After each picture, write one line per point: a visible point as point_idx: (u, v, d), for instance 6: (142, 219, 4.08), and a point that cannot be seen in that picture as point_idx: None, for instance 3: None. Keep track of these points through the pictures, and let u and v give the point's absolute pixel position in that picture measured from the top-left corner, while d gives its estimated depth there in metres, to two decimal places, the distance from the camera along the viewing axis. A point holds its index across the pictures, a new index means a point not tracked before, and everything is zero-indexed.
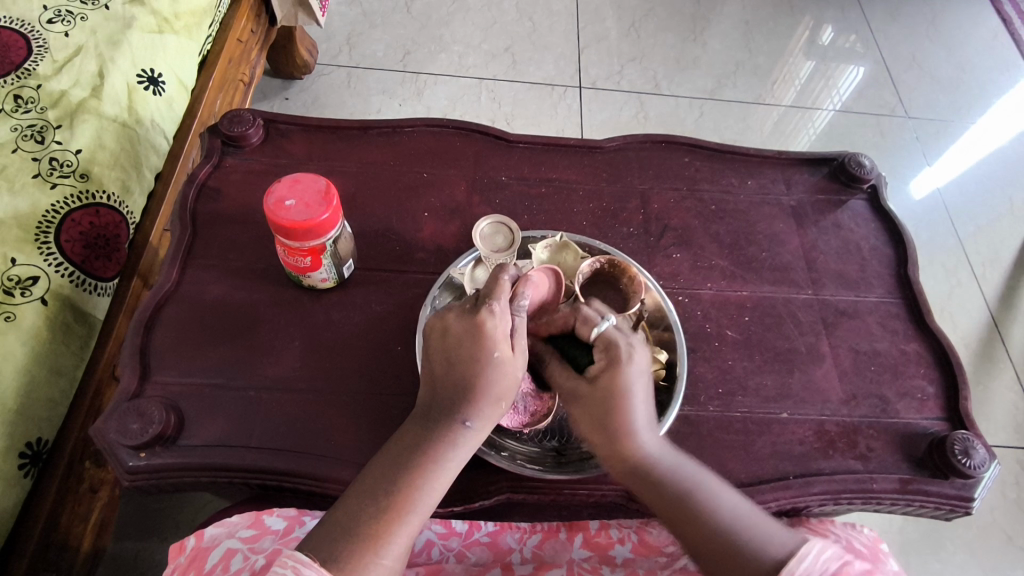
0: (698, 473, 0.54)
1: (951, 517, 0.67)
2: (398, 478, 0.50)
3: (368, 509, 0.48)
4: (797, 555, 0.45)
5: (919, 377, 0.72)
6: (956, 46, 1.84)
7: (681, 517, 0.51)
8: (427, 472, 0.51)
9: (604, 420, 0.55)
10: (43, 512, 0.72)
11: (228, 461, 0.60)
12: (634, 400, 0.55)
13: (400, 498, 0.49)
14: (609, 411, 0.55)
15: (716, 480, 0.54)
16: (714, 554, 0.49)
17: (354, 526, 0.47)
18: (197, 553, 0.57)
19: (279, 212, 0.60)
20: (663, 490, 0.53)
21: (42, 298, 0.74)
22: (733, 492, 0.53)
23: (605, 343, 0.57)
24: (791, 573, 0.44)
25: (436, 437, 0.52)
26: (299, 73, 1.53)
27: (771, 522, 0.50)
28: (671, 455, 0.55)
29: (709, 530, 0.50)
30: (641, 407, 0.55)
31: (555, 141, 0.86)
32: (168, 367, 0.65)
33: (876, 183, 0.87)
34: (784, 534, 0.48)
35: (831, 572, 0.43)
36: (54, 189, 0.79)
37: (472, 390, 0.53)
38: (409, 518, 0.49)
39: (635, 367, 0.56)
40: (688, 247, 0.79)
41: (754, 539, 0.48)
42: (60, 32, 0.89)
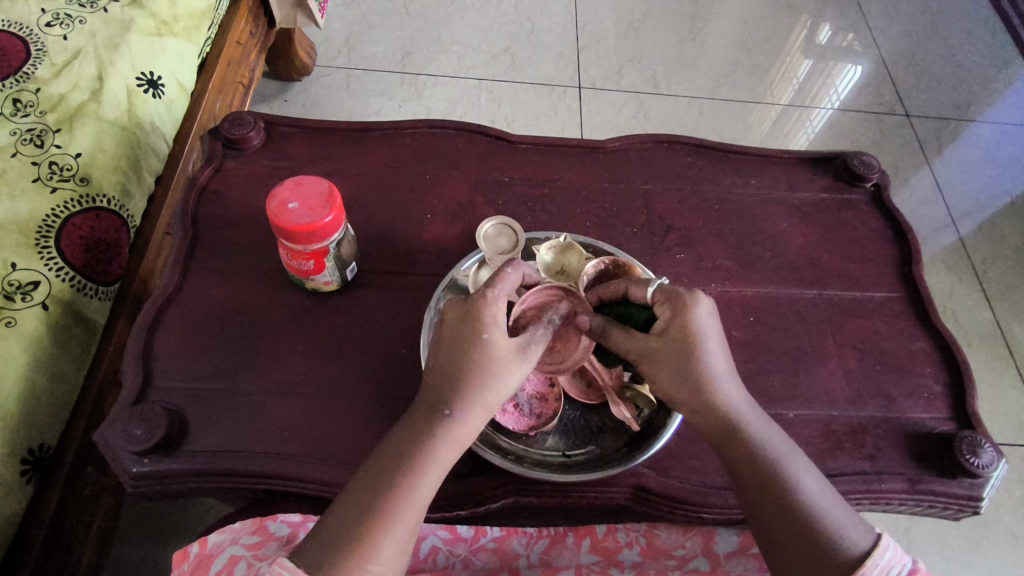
0: (786, 448, 0.53)
1: (959, 516, 0.67)
2: (388, 480, 0.49)
3: (356, 512, 0.48)
4: (880, 546, 0.48)
5: (926, 376, 0.72)
6: (955, 44, 1.84)
7: (762, 488, 0.52)
8: (414, 474, 0.49)
9: (678, 373, 0.52)
10: (46, 518, 0.71)
11: (231, 467, 0.60)
12: (707, 348, 0.52)
13: (385, 503, 0.48)
14: (683, 363, 0.52)
15: (804, 457, 0.53)
16: (787, 532, 0.50)
17: (344, 530, 0.47)
18: (201, 561, 0.56)
19: (282, 216, 0.60)
20: (745, 448, 0.53)
21: (43, 302, 0.73)
22: (816, 474, 0.53)
23: (661, 297, 0.54)
24: (875, 565, 0.47)
25: (422, 433, 0.50)
26: (298, 74, 1.52)
27: (846, 510, 0.51)
28: (759, 418, 0.54)
29: (789, 509, 0.50)
30: (715, 359, 0.53)
31: (557, 142, 0.86)
32: (170, 371, 0.65)
33: (879, 182, 0.87)
34: (862, 527, 0.50)
35: (909, 569, 0.47)
36: (55, 193, 0.79)
37: (456, 378, 0.50)
38: (397, 521, 0.48)
39: (703, 314, 0.53)
40: (692, 247, 0.79)
41: (829, 530, 0.49)
42: (59, 35, 0.88)
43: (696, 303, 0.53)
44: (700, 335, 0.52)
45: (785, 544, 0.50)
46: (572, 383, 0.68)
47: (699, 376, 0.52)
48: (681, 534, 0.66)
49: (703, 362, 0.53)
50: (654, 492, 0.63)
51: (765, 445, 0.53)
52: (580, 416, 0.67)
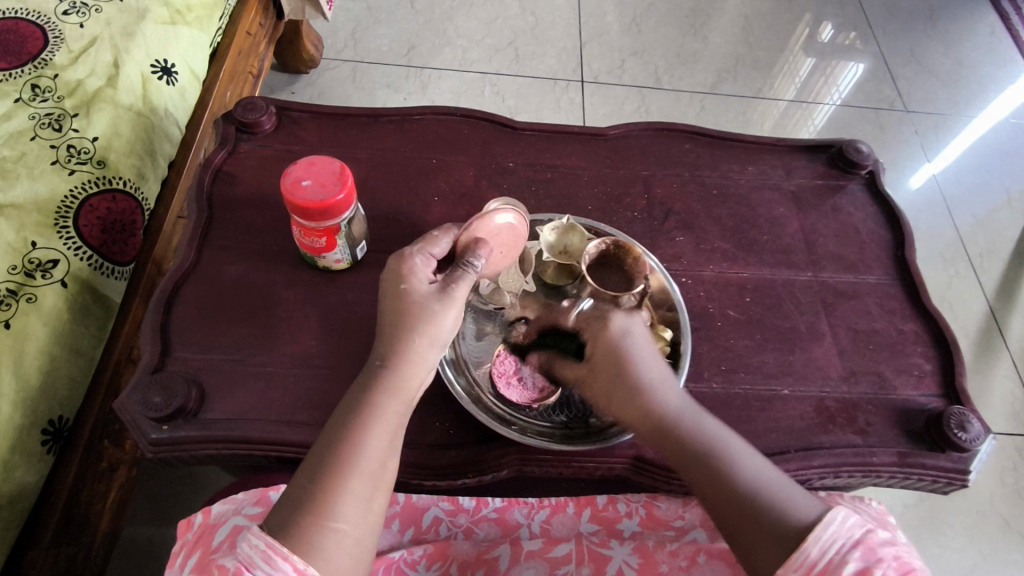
0: (731, 440, 0.56)
1: (948, 490, 0.69)
2: (341, 438, 0.50)
3: (311, 477, 0.48)
4: (825, 519, 0.48)
5: (917, 355, 0.75)
6: (954, 41, 1.86)
7: (706, 474, 0.54)
8: (364, 428, 0.50)
9: (614, 387, 0.60)
10: (65, 487, 0.74)
11: (244, 435, 0.62)
12: (631, 361, 0.60)
13: (339, 459, 0.49)
14: (615, 376, 0.60)
15: (738, 439, 0.56)
16: (734, 511, 0.52)
17: (303, 495, 0.48)
18: (205, 530, 0.59)
19: (297, 192, 0.62)
20: (683, 437, 0.57)
21: (62, 280, 0.76)
22: (760, 459, 0.55)
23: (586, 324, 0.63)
24: (816, 539, 0.47)
25: (368, 392, 0.52)
26: (305, 67, 1.55)
27: (793, 487, 0.53)
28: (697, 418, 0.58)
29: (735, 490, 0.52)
30: (643, 364, 0.60)
31: (560, 129, 0.88)
32: (186, 344, 0.67)
33: (874, 169, 0.89)
34: (811, 501, 0.51)
35: (855, 540, 0.46)
36: (72, 175, 0.81)
37: (393, 337, 0.54)
38: (351, 476, 0.48)
39: (621, 329, 0.61)
40: (691, 231, 0.81)
41: (776, 503, 0.51)
42: (75, 23, 0.91)
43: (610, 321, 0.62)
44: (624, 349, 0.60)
45: (736, 524, 0.51)
46: None
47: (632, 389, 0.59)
48: (681, 506, 0.68)
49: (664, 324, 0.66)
50: (652, 463, 0.66)
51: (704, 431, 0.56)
52: None
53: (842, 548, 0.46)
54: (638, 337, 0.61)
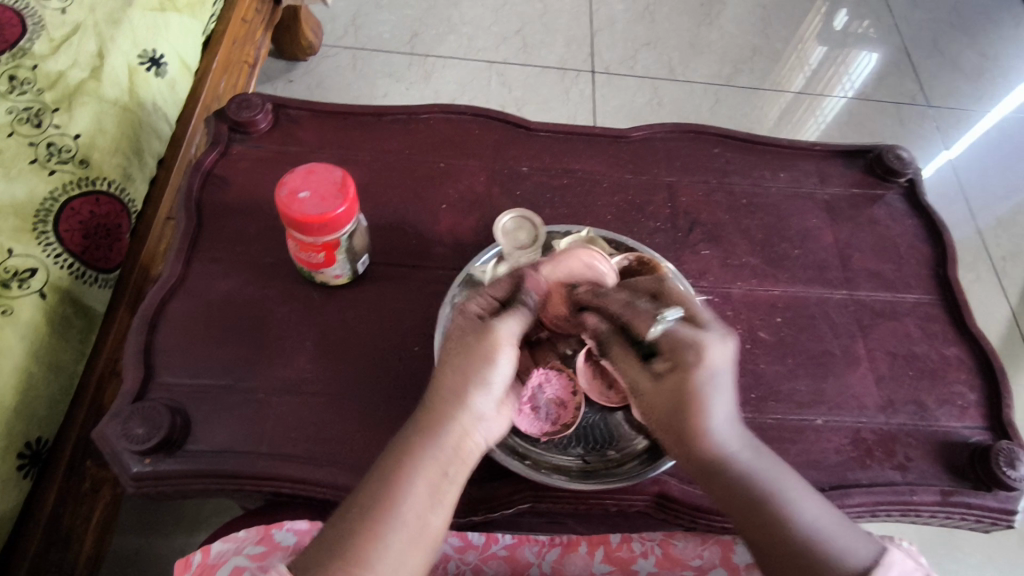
0: (784, 480, 0.49)
1: (991, 530, 0.64)
2: (381, 487, 0.45)
3: (341, 522, 0.43)
4: (885, 562, 0.44)
5: (960, 383, 0.69)
6: (980, 33, 1.78)
7: (756, 517, 0.48)
8: (402, 472, 0.45)
9: (675, 418, 0.50)
10: (45, 512, 0.69)
11: (234, 470, 0.57)
12: (708, 400, 0.49)
13: (376, 508, 0.43)
14: (678, 411, 0.50)
15: (795, 480, 0.50)
16: (781, 555, 0.46)
17: (331, 540, 0.43)
18: (204, 571, 0.53)
19: (292, 206, 0.56)
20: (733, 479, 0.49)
21: (41, 290, 0.70)
22: (813, 497, 0.49)
23: (670, 347, 0.51)
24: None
25: (411, 434, 0.47)
26: (304, 54, 1.48)
27: (847, 527, 0.47)
28: (753, 451, 0.50)
29: (784, 533, 0.46)
30: (718, 404, 0.49)
31: (577, 130, 0.82)
32: (172, 367, 0.62)
33: (913, 177, 0.83)
34: (863, 541, 0.46)
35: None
36: (52, 176, 0.75)
37: (445, 378, 0.49)
38: (383, 523, 0.43)
39: (709, 364, 0.49)
40: (717, 244, 0.76)
41: (830, 551, 0.45)
42: (56, 8, 0.84)
43: (704, 353, 0.49)
44: (706, 389, 0.49)
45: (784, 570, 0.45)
46: (595, 384, 0.65)
47: (695, 423, 0.49)
48: (700, 544, 0.63)
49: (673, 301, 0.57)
50: (676, 501, 0.61)
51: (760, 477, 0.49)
52: (600, 418, 0.65)
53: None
54: (724, 373, 0.49)
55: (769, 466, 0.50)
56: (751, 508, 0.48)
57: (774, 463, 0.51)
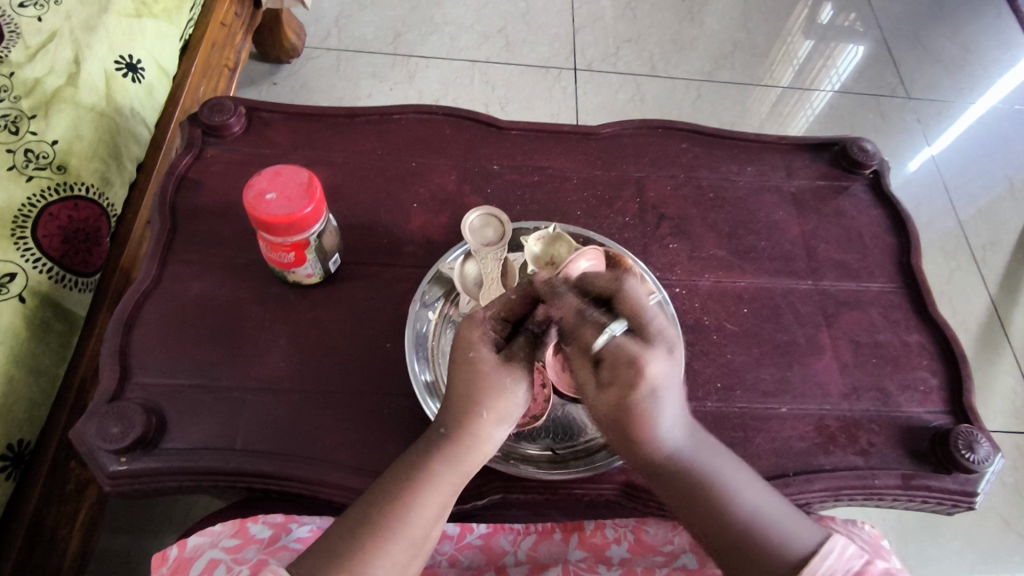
0: (732, 469, 0.51)
1: (953, 511, 0.66)
2: (388, 502, 0.46)
3: (349, 532, 0.45)
4: (822, 551, 0.46)
5: (922, 369, 0.71)
6: (959, 24, 1.80)
7: (698, 508, 0.50)
8: (416, 493, 0.47)
9: (617, 422, 0.49)
10: (28, 513, 0.70)
11: (210, 466, 0.59)
12: (652, 409, 0.48)
13: (385, 523, 0.45)
14: (620, 419, 0.49)
15: (746, 472, 0.51)
16: (721, 545, 0.48)
17: (338, 548, 0.44)
18: (180, 564, 0.54)
19: (260, 207, 0.58)
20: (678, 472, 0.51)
21: (20, 295, 0.71)
22: (760, 486, 0.51)
23: (613, 358, 0.48)
24: (813, 571, 0.45)
25: (427, 456, 0.49)
26: (287, 57, 1.49)
27: (792, 515, 0.49)
28: (699, 445, 0.51)
29: (725, 523, 0.48)
30: (661, 413, 0.48)
31: (548, 128, 0.83)
32: (148, 368, 0.63)
33: (878, 169, 0.84)
34: (806, 528, 0.48)
35: (854, 573, 0.44)
36: (30, 182, 0.76)
37: (459, 399, 0.50)
38: (393, 540, 0.45)
39: (652, 380, 0.47)
40: (686, 237, 0.77)
41: (768, 539, 0.47)
42: (33, 16, 0.84)
43: (648, 367, 0.46)
44: (648, 404, 0.47)
45: (724, 557, 0.48)
46: None
47: (637, 430, 0.49)
48: (671, 530, 0.64)
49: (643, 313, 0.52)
50: (642, 489, 0.62)
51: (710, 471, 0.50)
52: (569, 410, 0.67)
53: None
54: (670, 384, 0.48)
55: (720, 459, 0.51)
56: (693, 501, 0.50)
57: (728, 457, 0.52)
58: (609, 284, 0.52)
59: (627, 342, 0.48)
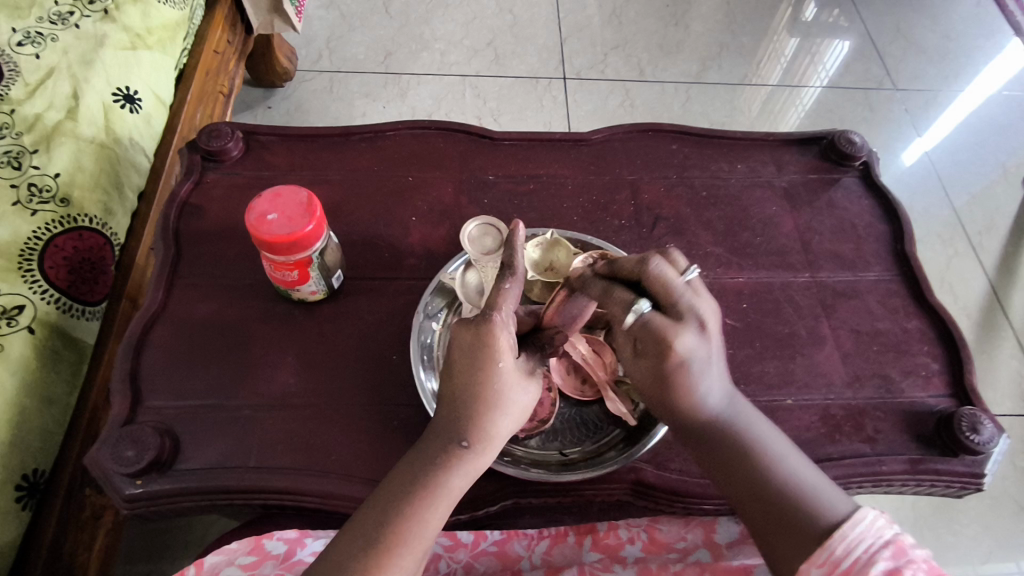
0: (770, 434, 0.53)
1: (963, 494, 0.66)
2: (396, 513, 0.48)
3: (361, 545, 0.46)
4: (853, 519, 0.46)
5: (923, 354, 0.72)
6: (940, 14, 1.82)
7: (737, 472, 0.51)
8: (430, 507, 0.48)
9: (660, 392, 0.53)
10: (45, 543, 0.70)
11: (224, 485, 0.59)
12: (697, 377, 0.51)
13: (395, 534, 0.47)
14: (660, 382, 0.52)
15: (781, 439, 0.53)
16: (764, 511, 0.49)
17: (351, 559, 0.46)
18: None
19: (262, 227, 0.59)
20: (721, 437, 0.53)
21: (29, 326, 0.72)
22: (802, 459, 0.52)
23: (644, 334, 0.51)
24: (842, 538, 0.45)
25: (445, 466, 0.49)
26: (280, 81, 1.51)
27: (829, 486, 0.50)
28: (738, 409, 0.54)
29: (763, 486, 0.50)
30: (707, 380, 0.52)
31: (540, 136, 0.85)
32: (160, 391, 0.64)
33: (867, 160, 0.86)
34: (842, 498, 0.49)
35: (885, 540, 0.44)
36: (35, 216, 0.77)
37: (468, 406, 0.50)
38: (406, 552, 0.47)
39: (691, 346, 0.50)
40: (682, 237, 0.78)
41: (812, 504, 0.48)
42: (31, 53, 0.85)
43: (679, 339, 0.50)
44: (687, 373, 0.51)
45: (763, 523, 0.49)
46: (567, 381, 0.68)
47: (683, 402, 0.53)
48: (683, 527, 0.65)
49: (687, 391, 0.52)
50: (653, 487, 0.63)
51: (750, 434, 0.52)
52: (577, 412, 0.67)
53: (871, 548, 0.44)
54: (703, 355, 0.51)
55: (756, 419, 0.54)
56: (737, 461, 0.51)
57: (760, 418, 0.54)
58: (633, 267, 0.54)
59: (656, 319, 0.51)
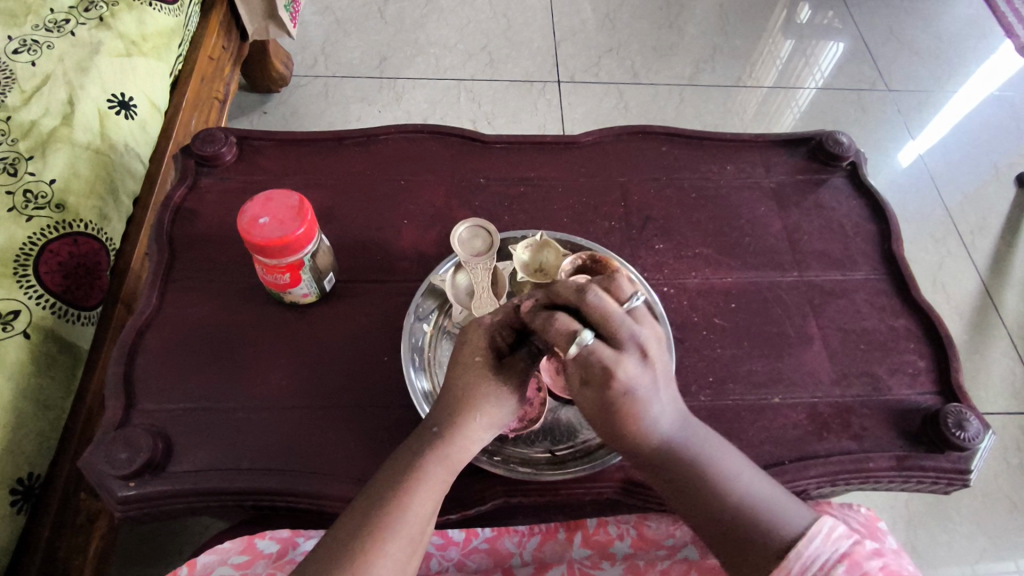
0: (723, 452, 0.54)
1: (950, 490, 0.67)
2: (381, 502, 0.48)
3: (348, 535, 0.47)
4: (809, 534, 0.48)
5: (910, 352, 0.72)
6: (932, 16, 1.84)
7: (688, 494, 0.52)
8: (413, 494, 0.49)
9: (606, 421, 0.51)
10: (41, 546, 0.71)
11: (215, 486, 0.60)
12: (639, 411, 0.50)
13: (380, 521, 0.47)
14: (607, 418, 0.51)
15: (736, 457, 0.54)
16: (718, 531, 0.50)
17: (342, 552, 0.46)
18: None
19: (253, 231, 0.60)
20: (670, 457, 0.52)
21: (24, 331, 0.73)
22: (756, 471, 0.54)
23: (585, 364, 0.49)
24: (798, 555, 0.47)
25: (422, 455, 0.50)
26: (276, 86, 1.52)
27: (785, 497, 0.52)
28: (693, 429, 0.53)
29: (717, 506, 0.51)
30: (649, 408, 0.50)
31: (531, 139, 0.85)
32: (155, 394, 0.65)
33: (855, 160, 0.87)
34: (801, 511, 0.51)
35: (840, 554, 0.46)
36: (30, 221, 0.78)
37: (451, 401, 0.52)
38: (393, 539, 0.47)
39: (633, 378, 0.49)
40: (671, 238, 0.79)
41: (771, 519, 0.50)
42: (27, 61, 0.87)
43: (623, 369, 0.48)
44: (631, 401, 0.49)
45: (718, 543, 0.51)
46: (558, 380, 0.68)
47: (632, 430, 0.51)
48: (672, 523, 0.65)
49: (636, 418, 0.50)
50: (642, 485, 0.63)
51: (700, 457, 0.52)
52: (567, 412, 0.68)
53: (826, 564, 0.46)
54: (652, 389, 0.50)
55: (708, 439, 0.54)
56: (688, 488, 0.52)
57: (712, 435, 0.55)
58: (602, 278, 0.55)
59: (599, 347, 0.49)
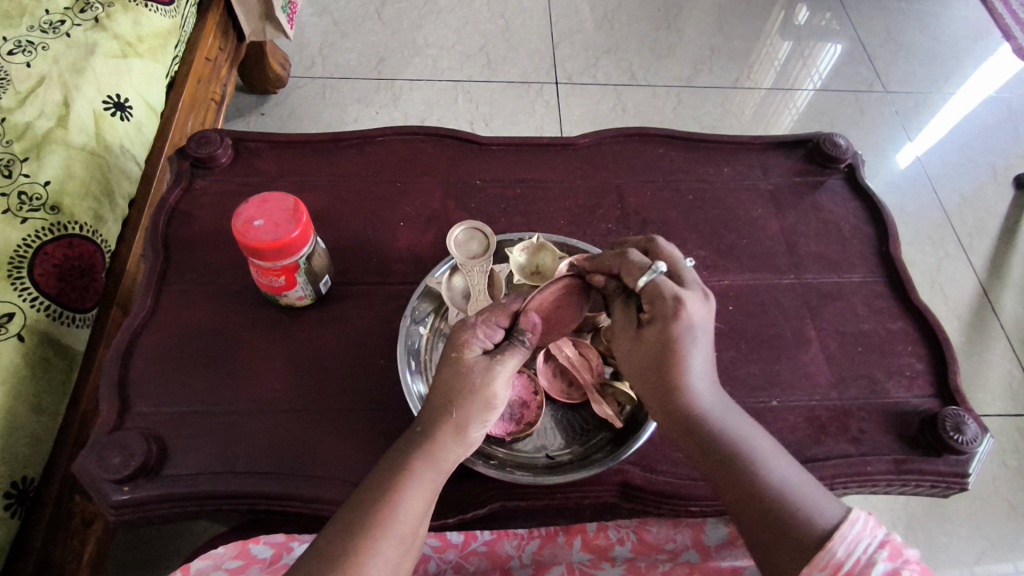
0: (758, 438, 0.53)
1: (948, 494, 0.66)
2: (372, 503, 0.48)
3: (339, 535, 0.46)
4: (849, 519, 0.46)
5: (907, 355, 0.72)
6: (930, 18, 1.84)
7: (723, 474, 0.51)
8: (406, 495, 0.49)
9: (656, 371, 0.54)
10: (35, 550, 0.70)
11: (210, 490, 0.60)
12: (690, 354, 0.53)
13: (370, 521, 0.47)
14: (660, 363, 0.53)
15: (772, 445, 0.53)
16: (756, 514, 0.49)
17: (333, 551, 0.46)
18: None
19: (248, 233, 0.59)
20: (705, 435, 0.53)
21: (18, 334, 0.72)
22: (788, 459, 0.52)
23: (652, 296, 0.54)
24: (842, 538, 0.45)
25: (410, 455, 0.50)
26: (273, 87, 1.52)
27: (817, 487, 0.50)
28: (728, 408, 0.54)
29: (751, 490, 0.50)
30: (695, 356, 0.53)
31: (527, 141, 0.85)
32: (149, 397, 0.64)
33: (852, 162, 0.86)
34: (834, 502, 0.48)
35: (880, 540, 0.45)
36: (25, 223, 0.78)
37: (437, 402, 0.52)
38: (384, 539, 0.47)
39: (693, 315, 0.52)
40: (668, 240, 0.79)
41: (802, 506, 0.48)
42: (22, 62, 0.87)
43: (685, 306, 0.52)
44: (686, 340, 0.52)
45: (756, 535, 0.49)
46: (554, 384, 0.68)
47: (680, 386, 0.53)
48: (672, 527, 0.66)
49: (681, 368, 0.53)
50: (639, 489, 0.63)
51: (736, 440, 0.52)
52: (564, 416, 0.68)
53: (868, 549, 0.44)
54: (703, 330, 0.53)
55: (744, 424, 0.54)
56: (724, 468, 0.51)
57: (749, 424, 0.54)
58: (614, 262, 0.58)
59: (664, 281, 0.54)
